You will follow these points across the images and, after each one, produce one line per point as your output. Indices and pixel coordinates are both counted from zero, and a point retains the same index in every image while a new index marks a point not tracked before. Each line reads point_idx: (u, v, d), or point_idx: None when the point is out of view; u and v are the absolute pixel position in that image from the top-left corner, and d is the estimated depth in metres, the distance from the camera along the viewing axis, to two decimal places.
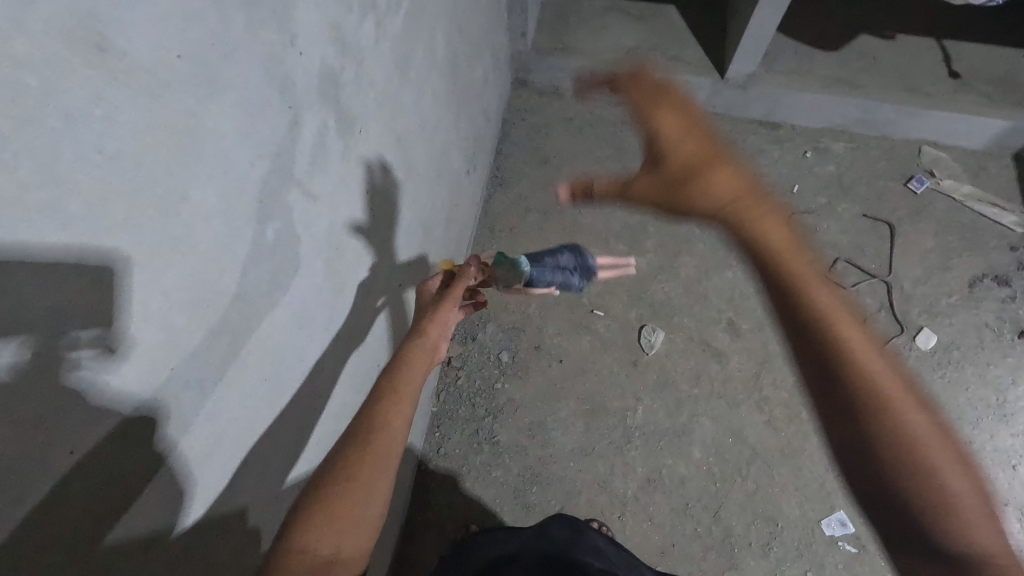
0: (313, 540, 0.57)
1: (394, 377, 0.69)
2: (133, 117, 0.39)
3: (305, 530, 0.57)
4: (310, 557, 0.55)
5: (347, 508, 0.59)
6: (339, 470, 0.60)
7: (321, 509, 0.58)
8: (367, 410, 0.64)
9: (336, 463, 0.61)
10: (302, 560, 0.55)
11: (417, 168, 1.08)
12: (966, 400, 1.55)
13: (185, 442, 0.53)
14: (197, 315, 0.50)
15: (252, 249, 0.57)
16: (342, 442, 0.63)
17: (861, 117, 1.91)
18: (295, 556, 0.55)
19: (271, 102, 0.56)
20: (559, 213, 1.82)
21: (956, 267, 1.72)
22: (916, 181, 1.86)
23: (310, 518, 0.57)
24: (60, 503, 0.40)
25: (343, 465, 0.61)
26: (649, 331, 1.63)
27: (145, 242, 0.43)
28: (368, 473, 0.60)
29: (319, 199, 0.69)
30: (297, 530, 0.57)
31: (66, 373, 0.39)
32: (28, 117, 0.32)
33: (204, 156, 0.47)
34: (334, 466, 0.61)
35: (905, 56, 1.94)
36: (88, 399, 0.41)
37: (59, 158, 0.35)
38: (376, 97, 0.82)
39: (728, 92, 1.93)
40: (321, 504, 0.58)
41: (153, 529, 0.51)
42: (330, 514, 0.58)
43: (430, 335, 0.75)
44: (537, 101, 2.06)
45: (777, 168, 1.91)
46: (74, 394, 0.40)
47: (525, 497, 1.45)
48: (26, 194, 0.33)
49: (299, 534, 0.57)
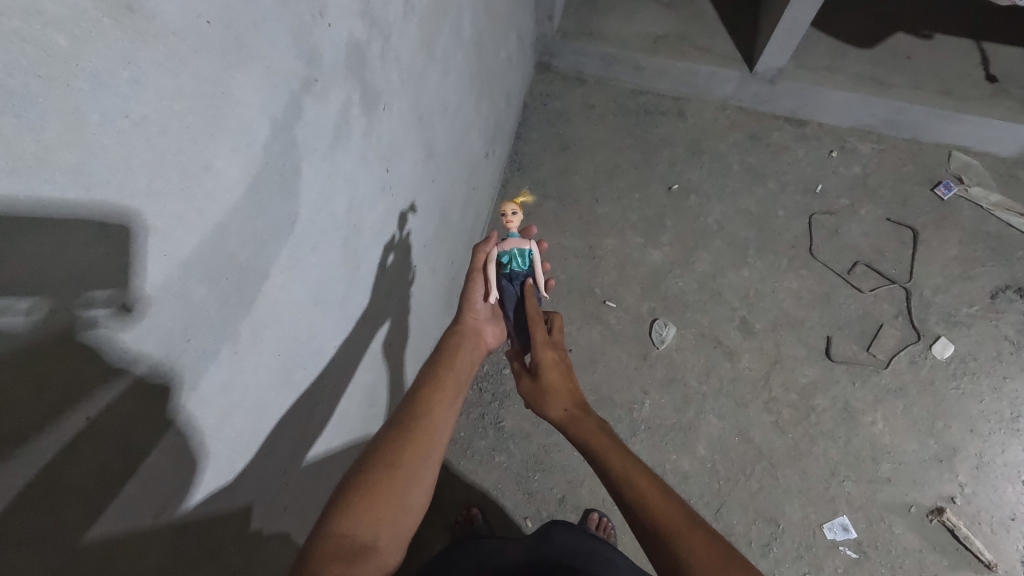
0: (352, 526, 0.60)
1: (430, 374, 0.82)
2: (160, 82, 0.38)
3: (347, 516, 0.60)
4: (349, 540, 0.58)
5: (390, 492, 0.64)
6: (384, 455, 0.67)
7: (363, 494, 0.62)
8: (410, 403, 0.76)
9: (379, 451, 0.68)
10: (342, 544, 0.58)
11: (438, 147, 1.07)
12: (980, 412, 1.52)
13: (198, 412, 0.53)
14: (215, 286, 0.50)
15: (270, 224, 0.56)
16: (383, 435, 0.70)
17: (892, 118, 1.86)
18: (335, 540, 0.58)
19: (299, 73, 0.55)
20: (576, 201, 1.81)
21: (979, 277, 1.69)
22: (943, 187, 1.81)
23: (352, 503, 0.62)
24: (66, 472, 0.40)
25: (387, 453, 0.67)
26: (661, 325, 1.61)
27: (167, 210, 0.42)
28: (411, 460, 0.67)
29: (340, 173, 0.68)
30: (336, 517, 0.60)
31: (75, 352, 0.38)
32: (55, 77, 0.32)
33: (229, 124, 0.47)
34: (375, 455, 0.67)
35: (940, 57, 1.89)
36: (97, 378, 0.41)
37: (85, 121, 0.34)
38: (402, 74, 0.81)
39: (755, 85, 1.89)
40: (365, 487, 0.63)
41: (164, 499, 0.52)
42: (375, 497, 0.62)
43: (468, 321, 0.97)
44: (560, 86, 2.03)
45: (800, 166, 1.87)
46: (80, 369, 0.39)
47: (527, 484, 1.46)
48: (54, 154, 0.33)
49: (339, 520, 0.60)
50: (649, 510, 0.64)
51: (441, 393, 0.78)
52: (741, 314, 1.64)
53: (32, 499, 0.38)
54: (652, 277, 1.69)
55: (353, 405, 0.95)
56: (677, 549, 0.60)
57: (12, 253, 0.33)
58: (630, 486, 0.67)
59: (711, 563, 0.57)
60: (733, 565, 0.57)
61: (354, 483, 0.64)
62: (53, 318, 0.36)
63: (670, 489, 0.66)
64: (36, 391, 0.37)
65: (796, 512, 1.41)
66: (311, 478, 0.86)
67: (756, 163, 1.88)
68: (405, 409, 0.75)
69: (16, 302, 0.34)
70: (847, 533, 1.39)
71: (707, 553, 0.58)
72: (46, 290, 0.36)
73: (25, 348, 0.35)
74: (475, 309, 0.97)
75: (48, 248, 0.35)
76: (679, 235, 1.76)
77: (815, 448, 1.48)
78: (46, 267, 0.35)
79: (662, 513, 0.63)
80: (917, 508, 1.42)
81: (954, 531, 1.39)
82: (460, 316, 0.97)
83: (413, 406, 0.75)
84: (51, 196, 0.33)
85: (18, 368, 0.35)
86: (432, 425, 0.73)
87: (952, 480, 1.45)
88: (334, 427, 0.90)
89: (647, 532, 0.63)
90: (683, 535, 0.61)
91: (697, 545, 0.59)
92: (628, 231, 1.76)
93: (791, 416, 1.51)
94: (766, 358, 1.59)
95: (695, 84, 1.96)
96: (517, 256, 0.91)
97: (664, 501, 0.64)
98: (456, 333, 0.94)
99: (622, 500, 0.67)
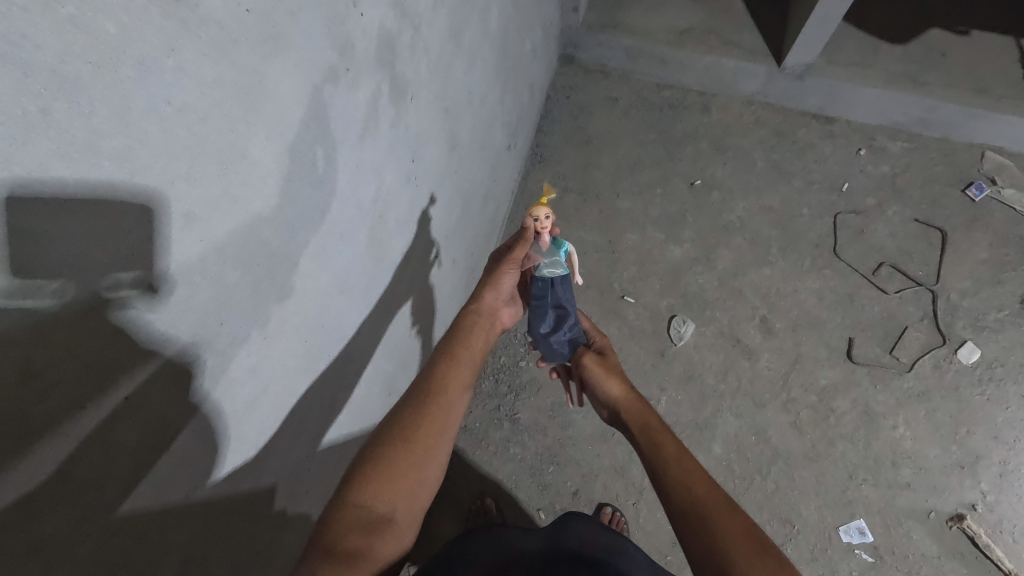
0: (369, 497, 0.61)
1: (449, 348, 0.82)
2: (201, 70, 0.39)
3: (365, 486, 0.61)
4: (367, 511, 0.60)
5: (407, 465, 0.64)
6: (402, 428, 0.68)
7: (381, 465, 0.63)
8: (428, 379, 0.76)
9: (397, 425, 0.68)
10: (360, 514, 0.59)
11: (462, 139, 1.07)
12: (1005, 419, 1.49)
13: (226, 395, 0.54)
14: (248, 272, 0.51)
15: (301, 212, 0.57)
16: (404, 409, 0.71)
17: (924, 117, 1.81)
18: (353, 509, 0.59)
19: (332, 64, 0.56)
20: (597, 196, 1.80)
21: (1009, 281, 1.65)
22: (975, 189, 1.77)
23: (370, 474, 0.62)
24: (100, 450, 0.41)
25: (403, 427, 0.68)
26: (679, 322, 1.61)
27: (203, 196, 0.43)
28: (428, 435, 0.68)
29: (368, 163, 0.69)
30: (354, 486, 0.61)
31: (115, 334, 0.39)
32: (104, 64, 0.32)
33: (265, 114, 0.47)
34: (392, 429, 0.68)
35: (977, 54, 1.84)
36: (135, 362, 0.42)
37: (132, 107, 0.35)
38: (430, 65, 0.81)
39: (782, 81, 1.86)
40: (383, 459, 0.64)
41: (192, 480, 0.53)
42: (391, 470, 0.63)
43: (485, 298, 0.90)
44: (583, 79, 2.01)
45: (826, 164, 1.84)
46: (116, 353, 0.40)
47: (541, 476, 1.46)
48: (101, 139, 0.34)
49: (357, 490, 0.61)
50: (691, 492, 0.64)
51: (457, 371, 0.78)
52: (761, 313, 1.63)
53: (60, 484, 0.38)
54: (671, 273, 1.68)
55: (373, 391, 0.97)
56: (712, 532, 0.60)
57: (58, 234, 0.34)
58: (669, 470, 0.68)
59: (747, 550, 0.57)
60: (766, 556, 0.57)
61: (372, 454, 0.64)
62: (93, 299, 0.37)
63: (708, 473, 0.66)
64: (77, 372, 0.38)
65: (812, 514, 1.40)
66: (332, 463, 0.87)
67: (781, 161, 1.85)
68: (424, 383, 0.75)
69: (61, 284, 0.35)
70: (863, 537, 1.38)
71: (743, 539, 0.58)
72: (84, 273, 0.36)
73: (66, 326, 0.36)
74: (501, 289, 0.91)
75: (90, 230, 0.35)
76: (700, 231, 1.74)
77: (833, 450, 1.46)
78: (88, 248, 0.36)
79: (699, 498, 0.63)
80: (937, 515, 1.40)
81: (973, 538, 1.37)
82: (480, 294, 0.90)
83: (428, 381, 0.75)
84: (102, 178, 0.35)
85: (65, 347, 0.36)
86: (448, 402, 0.73)
87: (974, 488, 1.42)
88: (355, 413, 0.91)
89: (679, 516, 0.63)
90: (720, 517, 0.61)
91: (733, 533, 0.59)
92: (648, 227, 1.74)
93: (809, 418, 1.50)
94: (786, 358, 1.57)
95: (721, 79, 1.93)
96: (561, 249, 0.90)
97: (705, 487, 0.65)
98: (472, 311, 0.88)
99: (662, 484, 0.68)
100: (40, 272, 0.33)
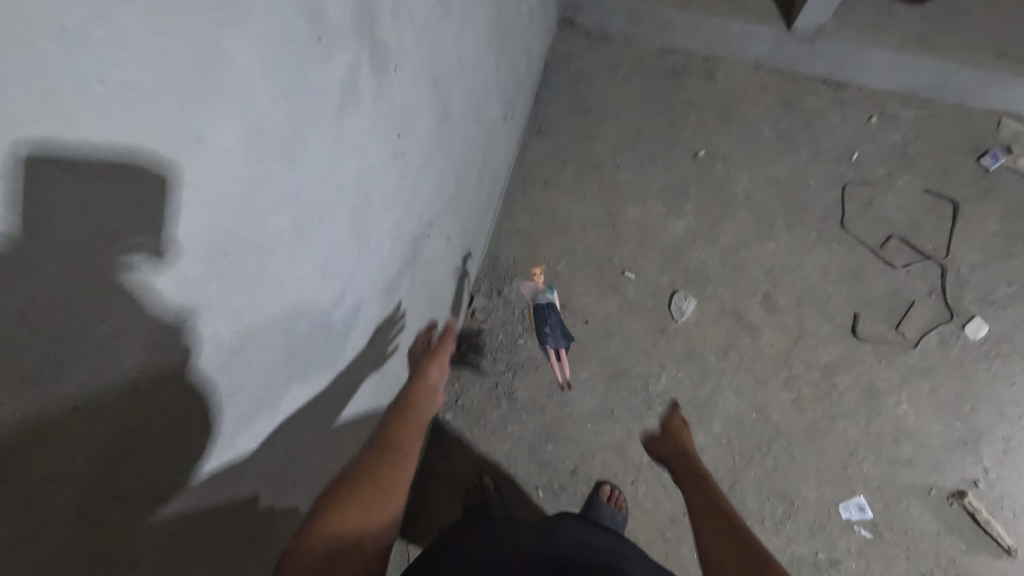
0: (336, 527, 0.62)
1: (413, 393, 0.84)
2: (139, 42, 0.35)
3: (331, 517, 0.62)
4: (332, 541, 0.60)
5: (374, 501, 0.66)
6: (366, 469, 0.69)
7: (347, 501, 0.65)
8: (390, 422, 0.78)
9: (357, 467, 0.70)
10: (326, 545, 0.60)
11: (453, 110, 1.02)
12: (1011, 396, 1.47)
13: (200, 392, 0.51)
14: (214, 264, 0.47)
15: (274, 196, 0.53)
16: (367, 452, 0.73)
17: (938, 82, 1.73)
18: (317, 541, 0.60)
19: (301, 34, 0.51)
20: (597, 167, 1.74)
21: (1020, 255, 1.60)
22: (989, 157, 1.70)
23: (336, 508, 0.64)
24: (63, 461, 0.38)
25: (365, 468, 0.70)
26: (680, 298, 1.57)
27: (153, 184, 0.39)
28: (390, 471, 0.70)
29: (347, 141, 0.64)
30: (320, 520, 0.62)
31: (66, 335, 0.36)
32: (15, 38, 0.28)
33: (224, 90, 0.43)
34: (354, 471, 0.69)
35: (1000, 12, 1.71)
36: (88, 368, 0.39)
37: (54, 86, 0.31)
38: (414, 33, 0.76)
39: (792, 46, 1.77)
40: (349, 495, 0.65)
41: (167, 485, 0.50)
42: (358, 503, 0.65)
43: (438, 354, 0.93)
44: (583, 44, 1.93)
45: (835, 133, 1.77)
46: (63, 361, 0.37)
47: (540, 454, 1.46)
48: (21, 125, 0.30)
49: (322, 522, 0.62)
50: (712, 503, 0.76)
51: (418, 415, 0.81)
52: (765, 289, 1.59)
53: (43, 483, 0.37)
54: (673, 248, 1.63)
55: (363, 377, 0.93)
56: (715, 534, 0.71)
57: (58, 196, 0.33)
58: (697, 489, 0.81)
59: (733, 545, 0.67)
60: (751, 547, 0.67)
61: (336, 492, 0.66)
62: (68, 288, 0.36)
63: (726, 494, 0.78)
64: (53, 369, 0.36)
65: (811, 491, 1.40)
66: (321, 452, 0.85)
67: (788, 130, 1.78)
68: (388, 427, 0.77)
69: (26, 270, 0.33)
70: (862, 514, 1.38)
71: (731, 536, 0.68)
72: (62, 260, 0.35)
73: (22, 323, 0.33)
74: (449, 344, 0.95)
75: (59, 201, 0.33)
76: (702, 204, 1.69)
77: (835, 427, 1.45)
78: (44, 234, 0.33)
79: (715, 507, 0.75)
80: (937, 491, 1.39)
81: (974, 514, 1.37)
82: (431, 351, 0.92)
83: (389, 427, 0.77)
84: (58, 161, 0.32)
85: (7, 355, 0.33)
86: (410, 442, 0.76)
87: (976, 464, 1.41)
88: (345, 397, 0.89)
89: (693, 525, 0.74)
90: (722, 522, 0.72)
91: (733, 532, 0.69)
92: (649, 200, 1.69)
93: (811, 394, 1.48)
94: (789, 335, 1.54)
95: (727, 43, 1.84)
96: None
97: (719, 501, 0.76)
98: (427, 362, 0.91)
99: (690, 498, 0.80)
100: (24, 243, 0.32)
